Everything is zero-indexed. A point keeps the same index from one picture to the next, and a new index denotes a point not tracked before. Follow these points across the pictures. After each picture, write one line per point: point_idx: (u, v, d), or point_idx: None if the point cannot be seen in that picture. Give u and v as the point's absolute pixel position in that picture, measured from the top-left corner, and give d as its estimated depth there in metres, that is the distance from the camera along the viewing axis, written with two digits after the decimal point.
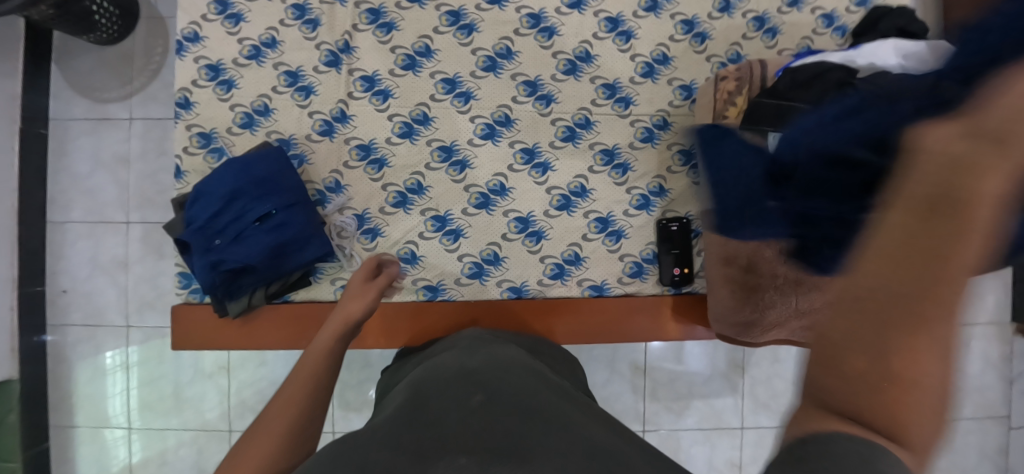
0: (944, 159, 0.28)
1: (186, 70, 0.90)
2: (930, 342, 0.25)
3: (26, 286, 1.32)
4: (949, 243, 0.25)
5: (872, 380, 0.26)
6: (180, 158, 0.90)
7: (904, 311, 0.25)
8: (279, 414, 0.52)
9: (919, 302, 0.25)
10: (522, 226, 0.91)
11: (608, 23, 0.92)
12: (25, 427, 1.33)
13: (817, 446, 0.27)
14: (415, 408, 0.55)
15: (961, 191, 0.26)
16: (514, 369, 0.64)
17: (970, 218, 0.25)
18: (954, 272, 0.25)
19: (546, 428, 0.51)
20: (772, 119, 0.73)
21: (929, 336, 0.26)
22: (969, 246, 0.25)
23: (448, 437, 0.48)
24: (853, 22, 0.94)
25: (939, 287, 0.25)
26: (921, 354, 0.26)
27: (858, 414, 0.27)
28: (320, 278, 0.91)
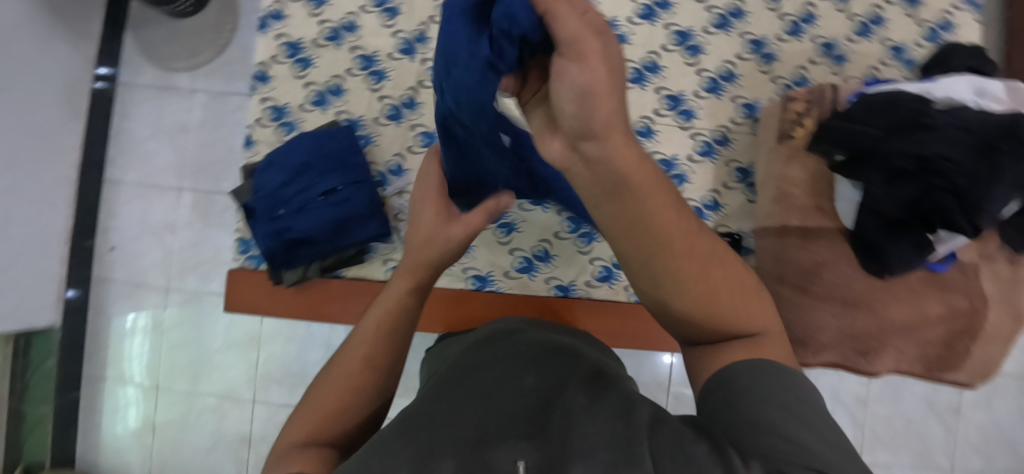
0: (609, 183, 0.34)
1: (267, 45, 0.94)
2: (718, 273, 0.40)
3: (78, 240, 1.36)
4: (664, 235, 0.37)
5: (713, 317, 0.42)
6: (252, 128, 0.94)
7: (683, 282, 0.40)
8: (345, 381, 0.50)
9: (686, 276, 0.39)
10: (575, 227, 0.92)
11: (678, 36, 0.94)
12: (59, 375, 1.35)
13: (724, 375, 0.41)
14: (458, 378, 0.52)
15: (647, 198, 0.36)
16: (569, 352, 0.60)
17: (662, 218, 0.37)
18: (684, 237, 0.39)
19: (607, 399, 0.45)
20: (841, 142, 0.72)
21: (707, 280, 0.41)
22: (674, 230, 0.38)
23: (505, 411, 0.44)
24: (922, 57, 0.93)
25: (687, 259, 0.39)
26: (712, 290, 0.41)
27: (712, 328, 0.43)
28: (373, 257, 0.93)
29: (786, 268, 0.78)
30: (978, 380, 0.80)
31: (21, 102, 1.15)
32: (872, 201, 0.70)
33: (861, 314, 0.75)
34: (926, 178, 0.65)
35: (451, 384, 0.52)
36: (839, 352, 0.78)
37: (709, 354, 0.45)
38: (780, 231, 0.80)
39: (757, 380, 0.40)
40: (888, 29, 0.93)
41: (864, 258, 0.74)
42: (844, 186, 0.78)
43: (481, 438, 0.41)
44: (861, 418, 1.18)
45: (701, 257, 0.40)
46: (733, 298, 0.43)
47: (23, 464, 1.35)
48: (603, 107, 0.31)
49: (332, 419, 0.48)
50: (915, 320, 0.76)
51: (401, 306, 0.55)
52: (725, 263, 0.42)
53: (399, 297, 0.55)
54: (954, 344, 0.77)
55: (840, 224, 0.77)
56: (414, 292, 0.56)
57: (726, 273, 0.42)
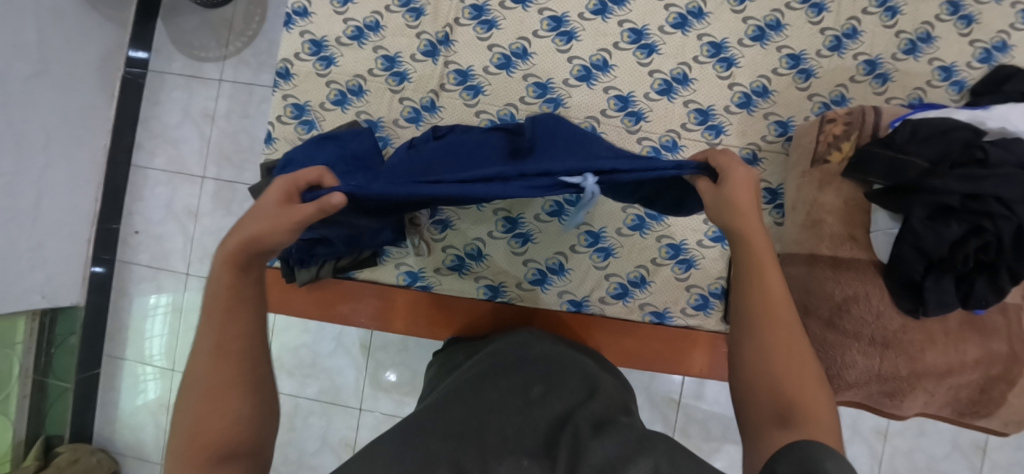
0: (735, 235, 0.49)
1: (292, 42, 0.93)
2: (799, 344, 0.44)
3: (105, 222, 1.38)
4: (765, 288, 0.46)
5: (778, 380, 0.43)
6: (273, 125, 0.93)
7: (774, 346, 0.44)
8: (207, 434, 0.40)
9: (780, 342, 0.44)
10: (592, 241, 0.90)
11: (711, 48, 0.90)
12: (81, 353, 1.37)
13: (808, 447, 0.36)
14: (473, 394, 0.53)
15: (757, 255, 0.47)
16: (575, 370, 0.61)
17: (768, 269, 0.46)
18: (778, 289, 0.46)
19: (612, 429, 0.46)
20: (884, 171, 0.68)
21: (792, 350, 0.44)
22: (778, 289, 0.46)
23: (508, 430, 0.47)
24: (974, 79, 0.87)
25: (784, 314, 0.45)
26: (785, 359, 0.43)
27: (780, 413, 0.42)
28: (385, 261, 0.92)
29: (812, 299, 0.75)
30: (1013, 428, 0.76)
31: (58, 84, 1.17)
32: (916, 241, 0.65)
33: (891, 356, 0.71)
34: (977, 216, 0.62)
35: (467, 397, 0.53)
36: (863, 390, 0.74)
37: (766, 440, 0.41)
38: (810, 260, 0.76)
39: (828, 455, 0.35)
40: (938, 48, 0.88)
41: (900, 296, 0.70)
42: (881, 216, 0.71)
43: (484, 452, 0.44)
44: (879, 450, 1.13)
45: (783, 326, 0.45)
46: (792, 374, 0.43)
47: (43, 437, 1.36)
48: (742, 192, 0.48)
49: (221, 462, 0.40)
50: (950, 366, 0.71)
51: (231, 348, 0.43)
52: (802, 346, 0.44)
53: (226, 334, 0.44)
54: (993, 392, 0.72)
55: (873, 256, 0.72)
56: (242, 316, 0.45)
57: (795, 350, 0.44)
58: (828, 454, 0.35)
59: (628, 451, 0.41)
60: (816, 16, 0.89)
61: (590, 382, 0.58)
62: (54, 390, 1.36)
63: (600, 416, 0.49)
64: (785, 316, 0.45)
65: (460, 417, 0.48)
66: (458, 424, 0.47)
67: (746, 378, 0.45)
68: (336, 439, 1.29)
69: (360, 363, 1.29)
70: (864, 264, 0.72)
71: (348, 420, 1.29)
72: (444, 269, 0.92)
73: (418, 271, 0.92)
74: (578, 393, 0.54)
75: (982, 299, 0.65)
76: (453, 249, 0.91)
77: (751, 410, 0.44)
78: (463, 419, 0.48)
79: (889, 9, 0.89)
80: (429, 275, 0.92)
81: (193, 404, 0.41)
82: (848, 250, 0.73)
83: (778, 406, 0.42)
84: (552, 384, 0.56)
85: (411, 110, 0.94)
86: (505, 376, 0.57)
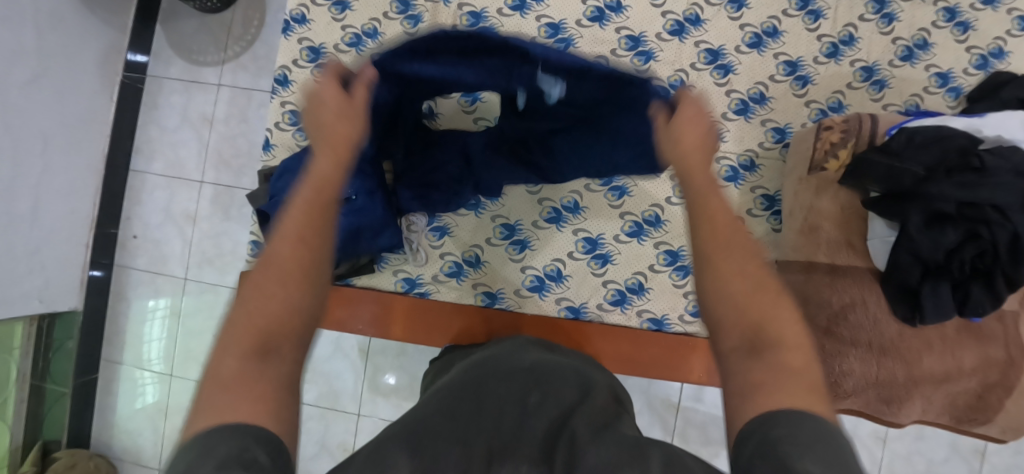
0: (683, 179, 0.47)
1: (289, 49, 0.94)
2: (756, 268, 0.40)
3: (103, 226, 1.38)
4: (707, 210, 0.44)
5: (740, 303, 0.39)
6: (271, 131, 0.94)
7: (729, 270, 0.40)
8: (259, 318, 0.37)
9: (732, 264, 0.40)
10: (590, 247, 0.90)
11: (708, 55, 0.90)
12: (79, 357, 1.36)
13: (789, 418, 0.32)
14: (463, 399, 0.53)
15: (698, 187, 0.46)
16: (571, 375, 0.61)
17: (707, 193, 0.45)
18: (720, 205, 0.45)
19: (608, 435, 0.46)
20: (880, 178, 0.68)
21: (750, 275, 0.40)
22: (722, 210, 0.44)
23: (499, 443, 0.47)
24: (971, 85, 0.87)
25: (730, 234, 0.42)
26: (744, 285, 0.40)
27: (750, 345, 0.37)
28: (383, 268, 0.92)
29: (811, 306, 0.75)
30: (1011, 434, 0.76)
31: (57, 89, 1.17)
32: (910, 248, 0.65)
33: (887, 363, 0.71)
34: (973, 222, 0.62)
35: (456, 403, 0.52)
36: (861, 398, 0.73)
37: (741, 383, 0.36)
38: (807, 267, 0.76)
39: (799, 423, 0.32)
40: (934, 54, 0.88)
41: (897, 304, 0.70)
42: (878, 223, 0.72)
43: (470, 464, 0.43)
44: (877, 454, 1.13)
45: (733, 246, 0.42)
46: (758, 299, 0.39)
47: (41, 442, 1.35)
48: (686, 133, 0.49)
49: (256, 368, 0.35)
50: (947, 374, 0.71)
51: (306, 240, 0.41)
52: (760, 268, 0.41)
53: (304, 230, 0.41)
54: (991, 398, 0.72)
55: (869, 263, 0.72)
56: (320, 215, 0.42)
57: (754, 275, 0.40)
58: (792, 418, 0.32)
59: (624, 462, 0.41)
60: (812, 23, 0.89)
61: (584, 388, 0.58)
62: (51, 395, 1.36)
63: (597, 421, 0.50)
64: (732, 236, 0.42)
65: (445, 424, 0.48)
66: (443, 433, 0.47)
67: (711, 310, 0.40)
68: (335, 444, 1.29)
69: (359, 367, 1.29)
70: (861, 272, 0.72)
71: (347, 424, 1.28)
72: (442, 276, 0.92)
73: (416, 278, 0.92)
74: (576, 399, 0.55)
75: (979, 307, 0.65)
76: (450, 255, 0.92)
77: (722, 341, 0.39)
78: (449, 426, 0.48)
79: (886, 16, 0.89)
80: (427, 282, 0.92)
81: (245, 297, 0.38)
82: (846, 260, 0.73)
83: (743, 330, 0.38)
84: (548, 389, 0.56)
85: None
86: (498, 381, 0.57)
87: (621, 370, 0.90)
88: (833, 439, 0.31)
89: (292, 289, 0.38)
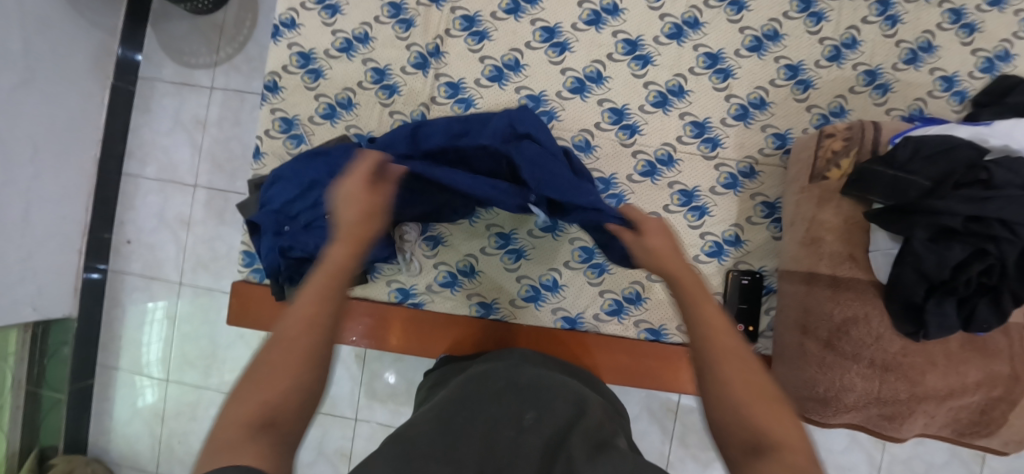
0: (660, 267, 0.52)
1: (279, 55, 0.92)
2: (743, 359, 0.41)
3: (96, 232, 1.36)
4: (692, 301, 0.46)
5: (734, 400, 0.39)
6: (261, 139, 0.92)
7: (717, 363, 0.41)
8: (265, 394, 0.38)
9: (724, 360, 0.41)
10: (586, 256, 0.88)
11: (707, 59, 0.88)
12: (74, 363, 1.35)
13: None
14: (459, 418, 0.51)
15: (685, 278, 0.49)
16: (565, 392, 0.59)
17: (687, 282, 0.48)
18: (718, 319, 0.44)
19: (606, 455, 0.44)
20: (885, 190, 0.66)
21: (743, 371, 0.41)
22: (711, 303, 0.46)
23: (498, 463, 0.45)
24: (977, 89, 0.85)
25: (715, 324, 0.44)
26: (736, 382, 0.40)
27: (753, 447, 0.36)
28: (377, 278, 0.91)
29: (811, 319, 0.74)
30: (1014, 447, 0.75)
31: (45, 95, 1.15)
32: (916, 264, 0.63)
33: (890, 379, 0.69)
34: (980, 239, 0.60)
35: (450, 422, 0.51)
36: (863, 413, 0.72)
37: None
38: (808, 279, 0.75)
39: None
40: (939, 57, 0.86)
41: (900, 319, 0.68)
42: (880, 236, 0.69)
43: None
44: (878, 459, 1.12)
45: (727, 346, 0.42)
46: (754, 399, 0.39)
47: (37, 449, 1.34)
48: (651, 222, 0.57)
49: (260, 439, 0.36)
50: (952, 389, 0.70)
51: (321, 322, 0.42)
52: (753, 371, 0.41)
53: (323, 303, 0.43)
54: (995, 412, 0.71)
55: (872, 276, 0.70)
56: (333, 300, 0.43)
57: (749, 375, 0.40)
58: None
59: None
60: (814, 26, 0.87)
61: (579, 405, 0.57)
62: (47, 402, 1.35)
63: (594, 439, 0.48)
64: (725, 334, 0.43)
65: (443, 445, 0.46)
66: (444, 460, 0.44)
67: (712, 411, 0.40)
68: (332, 449, 1.28)
69: (356, 373, 1.28)
70: (864, 285, 0.70)
71: (344, 430, 1.28)
72: (437, 286, 0.90)
73: (409, 288, 0.91)
74: (571, 418, 0.53)
75: (984, 322, 0.64)
76: (445, 265, 0.90)
77: (729, 448, 0.38)
78: (450, 449, 0.46)
79: (889, 18, 0.87)
80: (421, 292, 0.91)
81: (252, 375, 0.39)
82: (848, 273, 0.71)
83: (744, 435, 0.37)
84: (544, 407, 0.55)
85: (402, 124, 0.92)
86: (494, 401, 0.56)
87: (619, 382, 0.89)
88: None
89: (299, 370, 0.39)
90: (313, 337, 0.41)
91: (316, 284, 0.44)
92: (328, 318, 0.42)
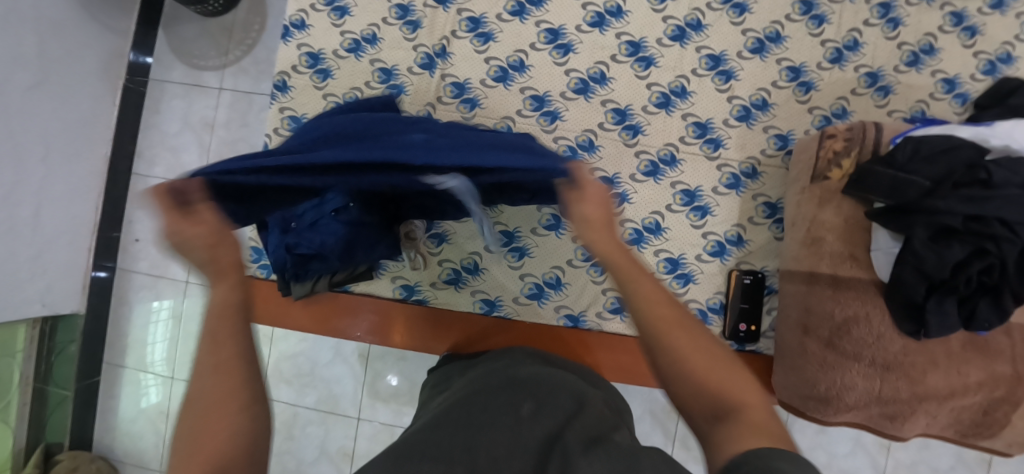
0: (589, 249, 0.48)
1: (289, 55, 0.93)
2: (693, 328, 0.41)
3: (105, 230, 1.38)
4: (628, 281, 0.45)
5: (692, 368, 0.39)
6: (269, 137, 0.93)
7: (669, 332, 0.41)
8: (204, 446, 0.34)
9: (671, 331, 0.41)
10: (589, 255, 0.89)
11: (710, 60, 0.89)
12: (81, 360, 1.36)
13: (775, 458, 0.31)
14: (457, 411, 0.52)
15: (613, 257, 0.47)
16: (568, 387, 0.60)
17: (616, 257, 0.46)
18: (653, 289, 0.44)
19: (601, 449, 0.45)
20: (886, 190, 0.67)
21: (694, 337, 0.41)
22: (648, 276, 0.45)
23: (498, 456, 0.46)
24: (978, 91, 0.86)
25: (654, 295, 0.43)
26: (691, 353, 0.40)
27: (715, 408, 0.38)
28: (382, 275, 0.92)
29: (813, 319, 0.74)
30: (1017, 449, 0.74)
31: (58, 95, 1.18)
32: (916, 264, 0.64)
33: (891, 378, 0.69)
34: (980, 239, 0.61)
35: (449, 416, 0.52)
36: (864, 412, 0.72)
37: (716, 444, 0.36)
38: (810, 278, 0.76)
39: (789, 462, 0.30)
40: (940, 60, 0.87)
41: (901, 317, 0.68)
42: (882, 234, 0.70)
43: None
44: (882, 463, 1.11)
45: (676, 318, 0.42)
46: (710, 364, 0.39)
47: (43, 445, 1.35)
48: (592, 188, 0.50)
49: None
50: (953, 390, 0.70)
51: (231, 365, 0.38)
52: (702, 339, 0.41)
53: (232, 349, 0.39)
54: (997, 413, 0.71)
55: (874, 275, 0.71)
56: (239, 341, 0.40)
57: (700, 342, 0.41)
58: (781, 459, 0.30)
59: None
60: (816, 28, 0.88)
61: (580, 400, 0.57)
62: (53, 400, 1.36)
63: (593, 433, 0.49)
64: (670, 307, 0.42)
65: (443, 438, 0.48)
66: (445, 450, 0.46)
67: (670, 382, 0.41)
68: (335, 448, 1.28)
69: (360, 372, 1.29)
70: (865, 284, 0.71)
71: (347, 429, 1.28)
72: (441, 283, 0.91)
73: (414, 285, 0.92)
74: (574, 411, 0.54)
75: (986, 322, 0.64)
76: (449, 263, 0.91)
77: (693, 413, 0.39)
78: (448, 441, 0.47)
79: (891, 21, 0.87)
80: (425, 289, 0.92)
81: (190, 428, 0.36)
82: (849, 272, 0.72)
83: (707, 399, 0.38)
84: (541, 396, 0.55)
85: None
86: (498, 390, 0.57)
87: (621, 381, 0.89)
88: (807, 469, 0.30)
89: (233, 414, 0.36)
90: (231, 379, 0.38)
91: (207, 331, 0.40)
92: (238, 359, 0.39)
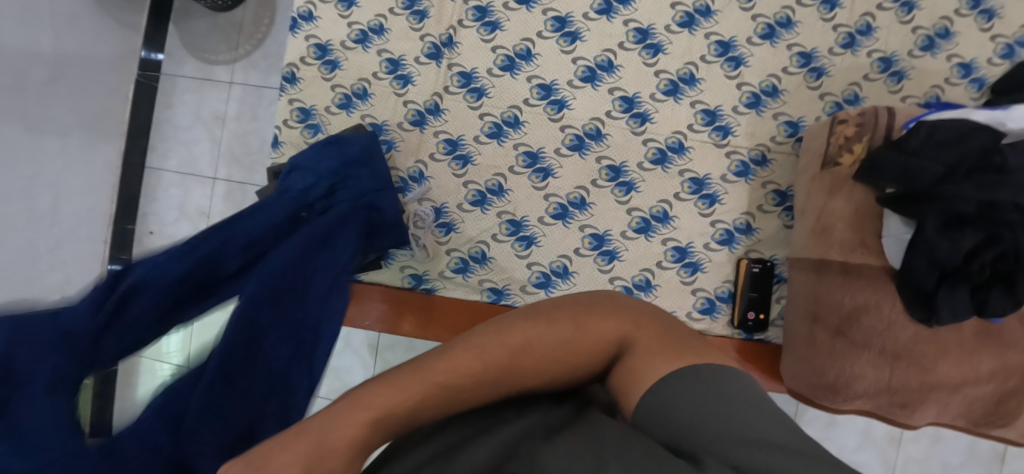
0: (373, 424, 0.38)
1: (297, 46, 0.94)
2: (518, 337, 0.41)
3: (120, 223, 1.40)
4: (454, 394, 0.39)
5: (566, 361, 0.40)
6: (279, 128, 0.94)
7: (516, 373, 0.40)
8: None
9: (523, 369, 0.40)
10: (597, 244, 0.89)
11: (719, 47, 0.88)
12: None
13: (681, 388, 0.35)
14: None
15: (394, 401, 0.39)
16: None
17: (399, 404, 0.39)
18: (444, 374, 0.39)
19: None
20: (898, 177, 0.66)
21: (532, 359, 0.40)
22: (441, 366, 0.40)
23: None
24: (995, 76, 0.84)
25: (466, 367, 0.40)
26: (546, 362, 0.40)
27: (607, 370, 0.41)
28: (390, 264, 0.93)
29: (821, 308, 0.74)
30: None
31: (73, 89, 1.20)
32: (928, 252, 0.64)
33: (900, 367, 0.69)
34: (994, 225, 0.60)
35: None
36: (873, 401, 0.72)
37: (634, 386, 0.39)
38: (818, 267, 0.75)
39: (694, 380, 0.36)
40: (956, 44, 0.85)
41: (912, 304, 0.68)
42: (894, 220, 0.69)
43: None
44: (892, 455, 1.10)
45: (493, 353, 0.40)
46: (560, 351, 0.40)
47: None
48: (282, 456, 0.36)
49: None
50: (965, 379, 0.69)
51: None
52: (528, 339, 0.40)
53: None
54: (1009, 402, 0.70)
55: (884, 262, 0.71)
56: None
57: (530, 336, 0.41)
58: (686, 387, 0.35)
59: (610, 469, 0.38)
60: (829, 12, 0.86)
61: None
62: None
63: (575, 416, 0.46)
64: (485, 364, 0.40)
65: None
66: None
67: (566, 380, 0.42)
68: None
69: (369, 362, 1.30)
70: (875, 271, 0.71)
71: None
72: (449, 272, 0.92)
73: (422, 274, 0.93)
74: None
75: (999, 310, 0.63)
76: (457, 251, 0.92)
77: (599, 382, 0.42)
78: None
79: (905, 4, 0.86)
80: (434, 278, 0.92)
81: None
82: (858, 259, 0.72)
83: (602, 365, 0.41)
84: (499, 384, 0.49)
85: (415, 113, 0.93)
86: None
87: None
88: (712, 374, 0.36)
89: None
90: None
91: None
92: None
